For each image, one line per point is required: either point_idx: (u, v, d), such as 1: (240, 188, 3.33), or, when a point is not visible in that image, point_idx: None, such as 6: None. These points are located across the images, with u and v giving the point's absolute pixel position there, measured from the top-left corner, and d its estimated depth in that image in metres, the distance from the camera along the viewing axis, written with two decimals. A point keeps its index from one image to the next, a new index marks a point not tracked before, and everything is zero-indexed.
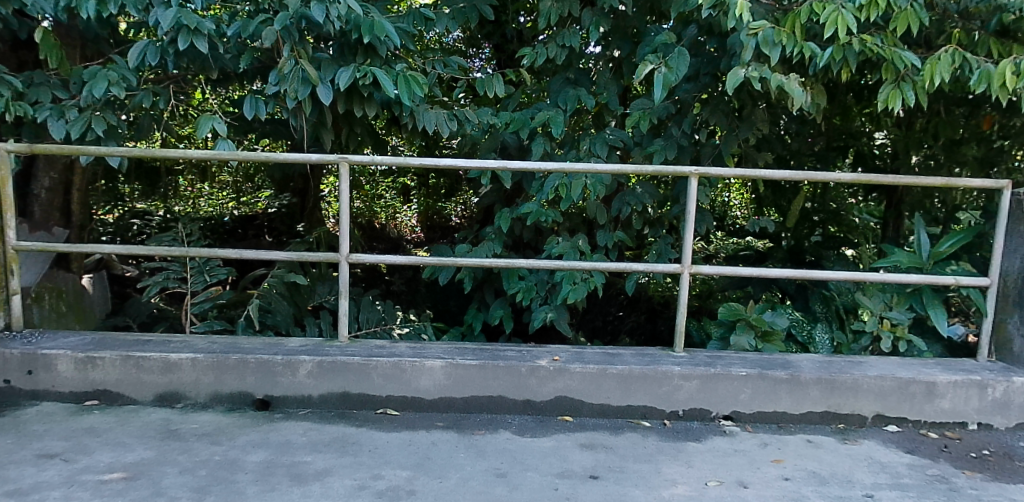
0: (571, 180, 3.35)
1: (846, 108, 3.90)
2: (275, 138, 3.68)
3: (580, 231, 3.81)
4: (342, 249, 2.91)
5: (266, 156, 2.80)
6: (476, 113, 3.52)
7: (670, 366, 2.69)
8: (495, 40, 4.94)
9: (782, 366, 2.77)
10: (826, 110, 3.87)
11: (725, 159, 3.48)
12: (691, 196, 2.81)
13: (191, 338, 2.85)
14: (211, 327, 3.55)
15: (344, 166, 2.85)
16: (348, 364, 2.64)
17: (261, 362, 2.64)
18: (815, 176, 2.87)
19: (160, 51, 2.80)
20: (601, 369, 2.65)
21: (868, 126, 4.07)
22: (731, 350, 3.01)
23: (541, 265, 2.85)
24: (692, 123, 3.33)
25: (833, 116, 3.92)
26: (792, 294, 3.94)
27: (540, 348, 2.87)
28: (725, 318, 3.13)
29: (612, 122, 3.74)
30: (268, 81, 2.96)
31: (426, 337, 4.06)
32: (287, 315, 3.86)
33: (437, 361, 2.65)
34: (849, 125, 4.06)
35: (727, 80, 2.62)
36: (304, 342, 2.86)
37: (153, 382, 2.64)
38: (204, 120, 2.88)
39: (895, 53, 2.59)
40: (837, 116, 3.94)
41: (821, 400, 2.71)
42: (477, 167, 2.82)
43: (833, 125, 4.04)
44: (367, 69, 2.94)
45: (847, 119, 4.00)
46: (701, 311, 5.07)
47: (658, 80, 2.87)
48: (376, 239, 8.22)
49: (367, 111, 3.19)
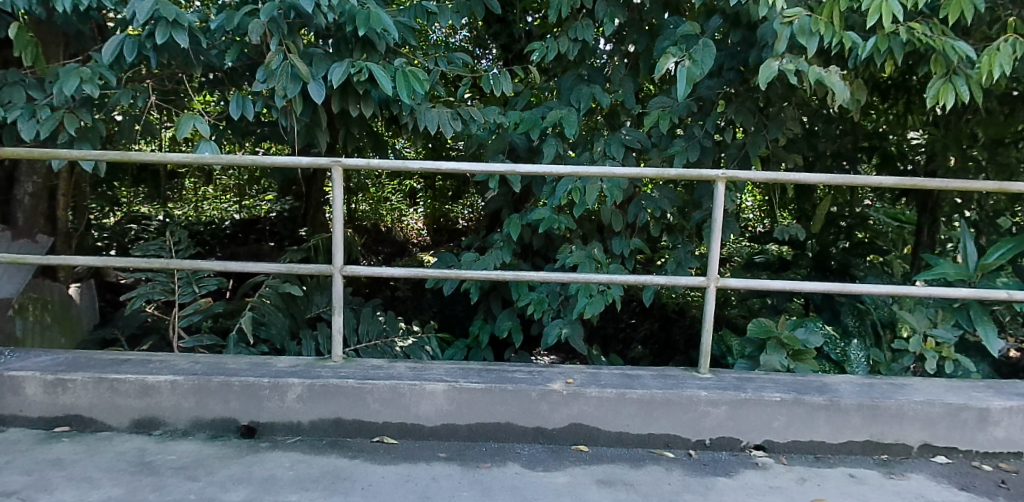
0: (585, 183, 3.12)
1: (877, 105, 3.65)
2: (273, 141, 3.48)
3: (594, 238, 3.57)
4: (335, 260, 2.66)
5: (253, 160, 2.57)
6: (482, 111, 3.29)
7: (696, 390, 2.44)
8: (501, 40, 4.73)
9: (819, 390, 2.51)
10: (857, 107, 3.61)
11: (751, 162, 3.22)
12: (717, 202, 2.54)
13: (173, 358, 2.63)
14: (201, 342, 3.33)
15: (338, 170, 2.60)
16: (341, 387, 2.41)
17: (247, 385, 2.41)
18: (856, 180, 2.59)
19: (138, 46, 2.58)
20: (620, 393, 2.41)
21: (899, 127, 3.83)
22: (762, 371, 2.75)
23: (554, 278, 2.60)
24: (716, 122, 3.09)
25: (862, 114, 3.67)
26: (819, 306, 3.71)
27: (552, 369, 2.62)
28: (755, 335, 2.85)
29: (628, 122, 3.46)
30: (255, 78, 2.73)
31: (430, 350, 3.81)
32: (282, 328, 3.61)
33: (439, 384, 2.41)
34: (874, 125, 3.83)
35: (759, 73, 2.37)
36: (294, 361, 2.63)
37: (129, 407, 2.42)
38: (185, 120, 2.63)
39: (946, 43, 2.32)
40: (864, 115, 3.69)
41: (862, 429, 2.45)
42: (483, 172, 2.58)
43: (860, 124, 3.80)
44: (362, 64, 2.69)
45: (875, 117, 3.77)
46: (719, 321, 4.82)
47: (681, 74, 2.61)
48: (382, 242, 7.87)
49: (364, 110, 2.95)
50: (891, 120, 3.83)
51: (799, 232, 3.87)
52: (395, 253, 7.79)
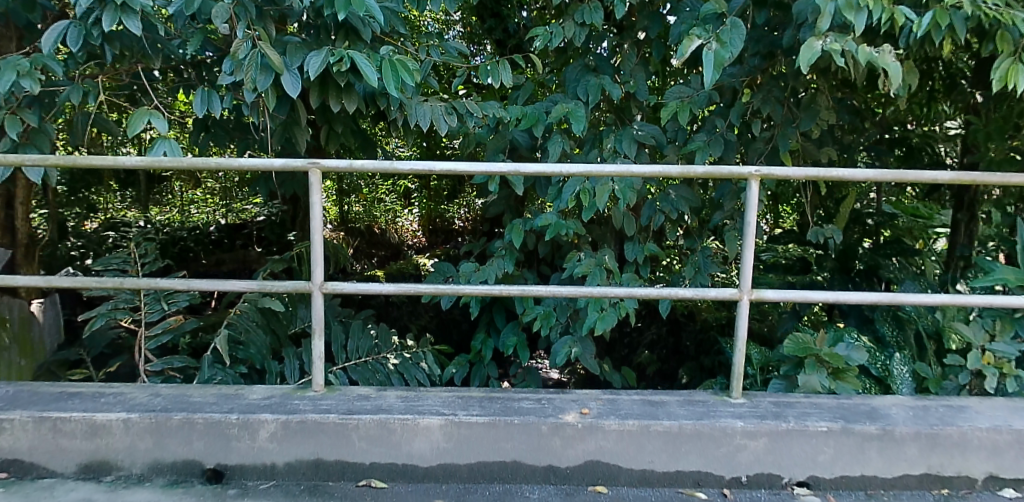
0: (594, 184, 2.80)
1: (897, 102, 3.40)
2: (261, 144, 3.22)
3: (606, 243, 3.27)
4: (313, 276, 2.29)
5: (216, 163, 2.21)
6: (479, 105, 2.97)
7: (731, 420, 2.13)
8: (496, 36, 4.48)
9: (869, 417, 2.20)
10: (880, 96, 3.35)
11: (781, 157, 2.90)
12: (750, 203, 2.20)
13: (129, 390, 2.31)
14: (170, 364, 3.02)
15: (316, 173, 2.24)
16: (322, 424, 2.09)
17: (212, 423, 2.09)
18: (908, 175, 2.21)
19: (84, 36, 2.22)
20: (643, 426, 2.09)
21: (945, 111, 3.72)
22: (800, 394, 2.43)
23: (564, 293, 2.25)
24: (741, 113, 2.78)
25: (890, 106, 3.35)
26: (846, 312, 3.50)
27: (564, 397, 2.30)
28: (791, 353, 2.50)
29: (640, 116, 3.16)
30: (222, 70, 2.38)
31: (426, 366, 3.50)
32: (263, 346, 3.27)
33: (434, 418, 2.09)
34: (902, 113, 3.64)
35: (799, 55, 2.03)
36: (269, 392, 2.31)
37: (75, 450, 2.09)
38: (138, 116, 2.29)
39: (1015, 16, 1.98)
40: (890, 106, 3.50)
41: (919, 460, 2.13)
42: (483, 172, 2.19)
43: (885, 115, 3.52)
44: (343, 52, 2.34)
45: (894, 110, 3.54)
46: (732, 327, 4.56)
47: (708, 59, 2.23)
48: (375, 245, 7.56)
49: (347, 105, 2.60)
50: (915, 108, 3.69)
51: (836, 233, 3.43)
52: (390, 256, 7.49)
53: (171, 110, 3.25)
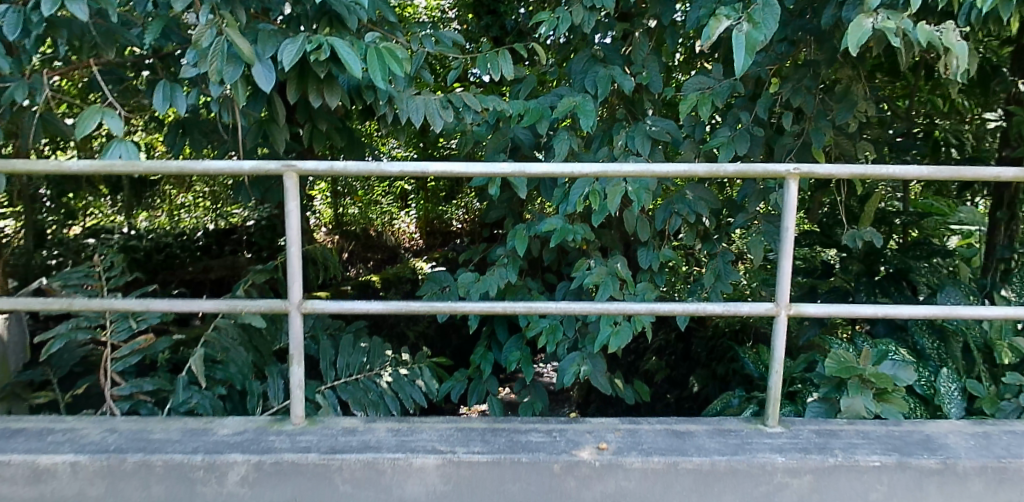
0: (605, 185, 2.52)
1: (916, 87, 3.34)
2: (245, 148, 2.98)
3: (616, 250, 3.00)
4: (289, 294, 2.00)
5: (177, 166, 1.84)
6: (478, 98, 2.71)
7: (770, 455, 1.85)
8: (494, 33, 4.25)
9: (925, 448, 1.93)
10: (901, 79, 3.21)
11: (814, 153, 2.61)
12: (787, 206, 1.89)
13: (83, 425, 2.03)
14: (140, 388, 2.74)
15: (291, 177, 1.91)
16: (300, 465, 1.81)
17: (174, 465, 1.81)
18: (967, 172, 1.86)
19: (22, 21, 1.95)
20: (670, 463, 1.81)
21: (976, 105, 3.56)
22: (843, 420, 2.16)
23: (576, 310, 1.96)
24: (768, 105, 2.53)
25: (918, 77, 3.13)
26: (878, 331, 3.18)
27: (578, 428, 2.03)
28: (833, 373, 2.26)
29: (653, 110, 2.88)
30: (185, 60, 2.11)
31: (422, 382, 3.24)
32: (245, 365, 2.98)
33: (430, 457, 1.81)
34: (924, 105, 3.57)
35: (849, 34, 1.73)
36: (243, 426, 2.03)
37: (14, 498, 1.80)
38: (89, 114, 2.01)
39: None
40: (903, 93, 3.42)
41: (987, 498, 1.85)
42: (481, 173, 1.87)
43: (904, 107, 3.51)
44: (321, 38, 2.06)
45: (910, 98, 3.43)
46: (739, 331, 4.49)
47: (738, 42, 1.92)
48: (371, 249, 7.23)
49: (329, 100, 2.32)
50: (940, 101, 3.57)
51: (876, 238, 2.90)
52: (388, 259, 7.18)
53: (143, 112, 3.00)
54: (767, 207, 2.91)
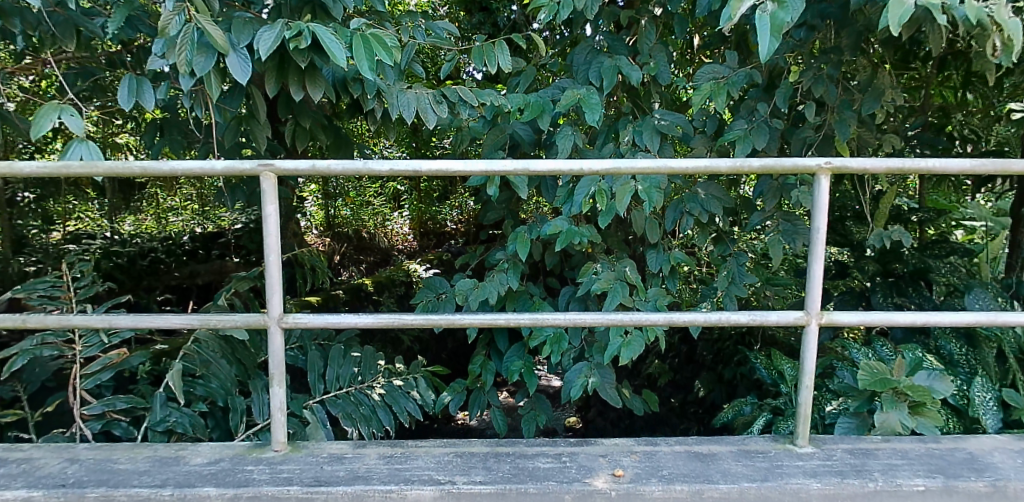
0: (612, 183, 2.33)
1: (929, 80, 3.21)
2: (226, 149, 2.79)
3: (621, 252, 2.82)
4: (270, 308, 1.81)
5: (141, 167, 1.61)
6: (474, 92, 2.51)
7: (802, 480, 1.67)
8: (486, 30, 4.10)
9: (972, 469, 1.75)
10: (913, 70, 3.07)
11: (838, 146, 2.44)
12: (817, 205, 1.70)
13: (42, 454, 1.83)
14: (112, 406, 2.53)
15: (270, 177, 1.70)
16: (282, 499, 1.62)
17: (140, 500, 1.61)
18: (1018, 164, 1.66)
19: None
20: (693, 491, 1.63)
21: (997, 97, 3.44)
22: (879, 435, 2.00)
23: (587, 322, 1.78)
24: (788, 95, 2.36)
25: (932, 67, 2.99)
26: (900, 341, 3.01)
27: (589, 451, 1.84)
28: (867, 386, 2.09)
29: (659, 103, 2.71)
30: (152, 52, 1.91)
31: (418, 394, 3.05)
32: (227, 380, 2.78)
33: (425, 488, 1.63)
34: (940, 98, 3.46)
35: (890, 11, 1.55)
36: (221, 454, 1.84)
37: None
38: (45, 111, 1.81)
39: None
40: (917, 85, 3.29)
41: None
42: (479, 171, 1.67)
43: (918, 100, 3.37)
44: (302, 24, 1.87)
45: (923, 91, 3.31)
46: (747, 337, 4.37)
47: (762, 24, 1.74)
48: (363, 250, 6.95)
49: (313, 94, 2.13)
50: (953, 94, 3.46)
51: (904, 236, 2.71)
52: (380, 262, 6.91)
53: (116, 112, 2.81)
54: (784, 205, 2.73)
